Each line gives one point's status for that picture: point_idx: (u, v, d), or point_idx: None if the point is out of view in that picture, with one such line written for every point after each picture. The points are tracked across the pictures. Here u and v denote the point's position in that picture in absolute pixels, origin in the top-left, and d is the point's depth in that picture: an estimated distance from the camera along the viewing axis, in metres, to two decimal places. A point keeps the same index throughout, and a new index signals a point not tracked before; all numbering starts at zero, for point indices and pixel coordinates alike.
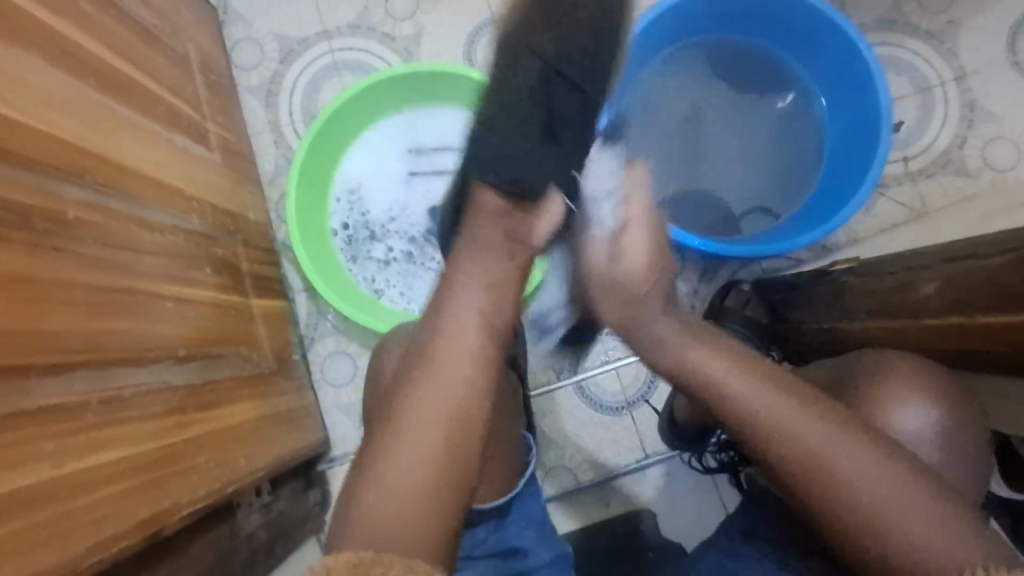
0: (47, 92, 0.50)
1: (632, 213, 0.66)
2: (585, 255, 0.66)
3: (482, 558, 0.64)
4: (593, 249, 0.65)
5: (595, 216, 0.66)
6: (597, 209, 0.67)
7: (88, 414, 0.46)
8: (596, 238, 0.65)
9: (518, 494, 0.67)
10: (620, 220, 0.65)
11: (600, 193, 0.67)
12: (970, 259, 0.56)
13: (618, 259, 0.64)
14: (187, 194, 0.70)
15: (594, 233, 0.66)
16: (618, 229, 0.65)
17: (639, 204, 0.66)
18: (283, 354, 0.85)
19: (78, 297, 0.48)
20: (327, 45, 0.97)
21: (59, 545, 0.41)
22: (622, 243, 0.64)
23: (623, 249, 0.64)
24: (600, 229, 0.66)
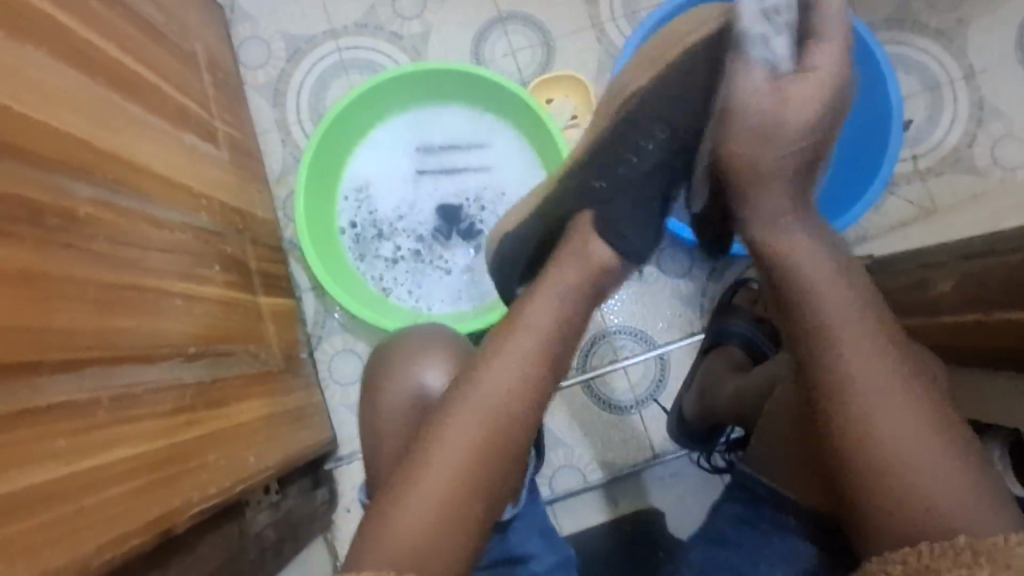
0: (58, 89, 0.50)
1: (817, 59, 0.53)
2: (737, 85, 0.54)
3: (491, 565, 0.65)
4: (750, 95, 0.54)
5: (749, 47, 0.53)
6: (753, 35, 0.53)
7: (100, 411, 0.46)
8: (753, 73, 0.53)
9: (518, 511, 0.65)
10: (799, 61, 0.54)
11: (771, 20, 0.53)
12: (990, 255, 0.56)
13: (776, 110, 0.54)
14: (196, 191, 0.70)
15: (747, 69, 0.53)
16: (782, 72, 0.54)
17: (834, 49, 0.53)
18: (291, 352, 0.85)
19: (88, 295, 0.48)
20: (334, 43, 0.97)
21: (71, 542, 0.41)
22: (792, 96, 0.54)
23: (787, 99, 0.54)
24: (755, 65, 0.53)
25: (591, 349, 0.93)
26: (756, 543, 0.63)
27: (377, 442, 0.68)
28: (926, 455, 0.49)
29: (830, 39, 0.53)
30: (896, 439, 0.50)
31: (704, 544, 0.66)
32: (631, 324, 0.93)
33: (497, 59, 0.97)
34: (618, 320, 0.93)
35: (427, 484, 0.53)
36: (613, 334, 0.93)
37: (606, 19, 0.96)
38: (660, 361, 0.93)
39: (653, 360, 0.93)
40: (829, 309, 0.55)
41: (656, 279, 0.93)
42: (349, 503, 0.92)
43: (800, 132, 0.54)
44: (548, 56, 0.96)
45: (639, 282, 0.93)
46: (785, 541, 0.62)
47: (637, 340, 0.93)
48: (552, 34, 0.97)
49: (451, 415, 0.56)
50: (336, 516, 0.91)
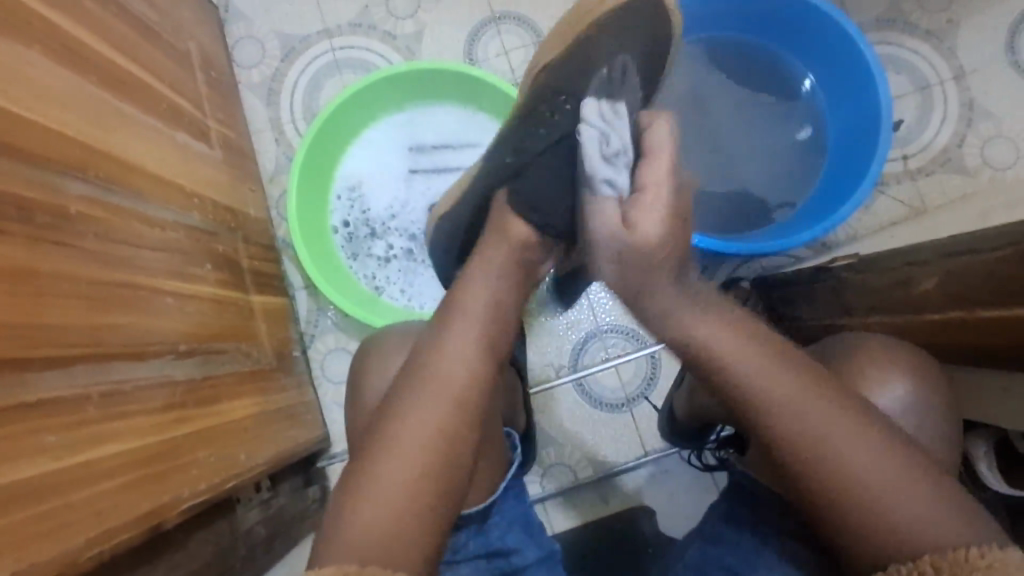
0: (51, 87, 0.50)
1: (649, 177, 0.58)
2: (592, 219, 0.59)
3: (465, 561, 0.64)
4: (604, 218, 0.58)
5: (596, 180, 0.59)
6: (597, 172, 0.60)
7: (90, 407, 0.46)
8: (604, 201, 0.59)
9: (499, 498, 0.67)
10: (637, 181, 0.59)
11: (609, 161, 0.60)
12: (969, 254, 0.55)
13: (632, 226, 0.56)
14: (188, 190, 0.70)
15: (598, 198, 0.59)
16: (625, 197, 0.59)
17: (660, 167, 0.59)
18: (283, 351, 0.85)
19: (80, 292, 0.48)
20: (328, 43, 0.98)
21: (61, 536, 0.41)
22: (642, 208, 0.57)
23: (633, 221, 0.56)
24: (604, 194, 0.59)
25: (582, 347, 0.94)
26: (744, 539, 0.64)
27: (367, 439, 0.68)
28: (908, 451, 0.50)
29: (660, 158, 0.59)
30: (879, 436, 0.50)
31: (704, 544, 0.66)
32: (622, 323, 0.94)
33: (490, 59, 0.97)
34: (610, 318, 0.94)
35: (416, 480, 0.54)
36: (604, 333, 0.94)
37: None
38: (650, 360, 0.93)
39: (644, 358, 0.93)
40: None
41: None
42: None
43: (660, 246, 0.56)
44: None
45: None
46: (772, 538, 0.63)
47: (623, 335, 0.94)
48: (546, 34, 0.97)
49: (439, 415, 0.56)
50: None
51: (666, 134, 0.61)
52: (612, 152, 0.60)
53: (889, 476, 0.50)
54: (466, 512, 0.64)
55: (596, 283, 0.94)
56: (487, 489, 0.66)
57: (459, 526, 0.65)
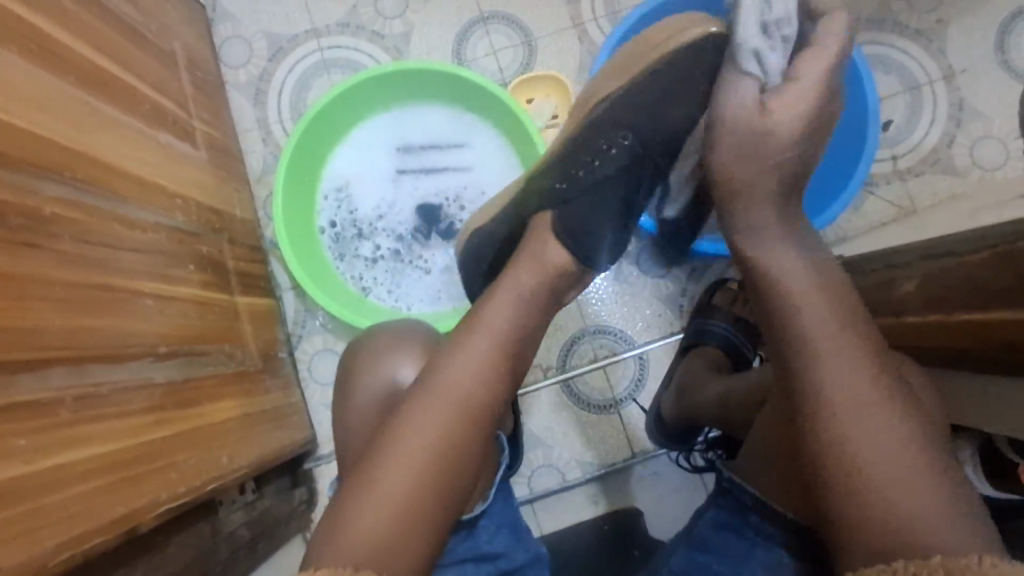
0: (28, 88, 0.50)
1: (806, 67, 0.54)
2: (726, 101, 0.56)
3: (453, 564, 0.63)
4: (738, 103, 0.55)
5: (749, 54, 0.53)
6: (755, 45, 0.53)
7: (63, 411, 0.46)
8: (744, 87, 0.55)
9: (488, 504, 0.66)
10: (793, 70, 0.54)
11: (773, 30, 0.53)
12: (949, 256, 0.56)
13: (759, 120, 0.55)
14: (171, 191, 0.70)
15: (739, 79, 0.55)
16: (779, 76, 0.55)
17: (824, 52, 0.54)
18: (269, 352, 0.85)
19: (54, 294, 0.48)
20: (316, 43, 0.97)
21: (31, 540, 0.41)
22: (778, 99, 0.54)
23: (770, 113, 0.55)
24: (749, 75, 0.54)
25: (570, 348, 0.93)
26: (733, 546, 0.63)
27: (347, 440, 0.68)
28: (889, 458, 0.50)
29: (821, 53, 0.54)
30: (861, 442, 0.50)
31: (692, 551, 0.65)
32: (611, 324, 0.93)
33: (478, 59, 0.97)
34: (599, 319, 0.94)
35: (394, 484, 0.54)
36: (593, 334, 0.93)
37: (587, 19, 0.96)
38: (639, 361, 0.93)
39: (633, 360, 0.93)
40: (793, 313, 0.55)
41: (636, 279, 0.94)
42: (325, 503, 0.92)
43: (778, 150, 0.56)
44: (530, 56, 0.96)
45: (619, 281, 0.94)
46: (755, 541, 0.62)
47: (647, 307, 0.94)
48: (535, 35, 0.97)
49: (425, 418, 0.56)
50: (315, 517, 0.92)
51: (842, 27, 0.55)
52: (779, 22, 0.53)
53: (873, 484, 0.49)
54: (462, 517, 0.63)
55: (588, 283, 0.94)
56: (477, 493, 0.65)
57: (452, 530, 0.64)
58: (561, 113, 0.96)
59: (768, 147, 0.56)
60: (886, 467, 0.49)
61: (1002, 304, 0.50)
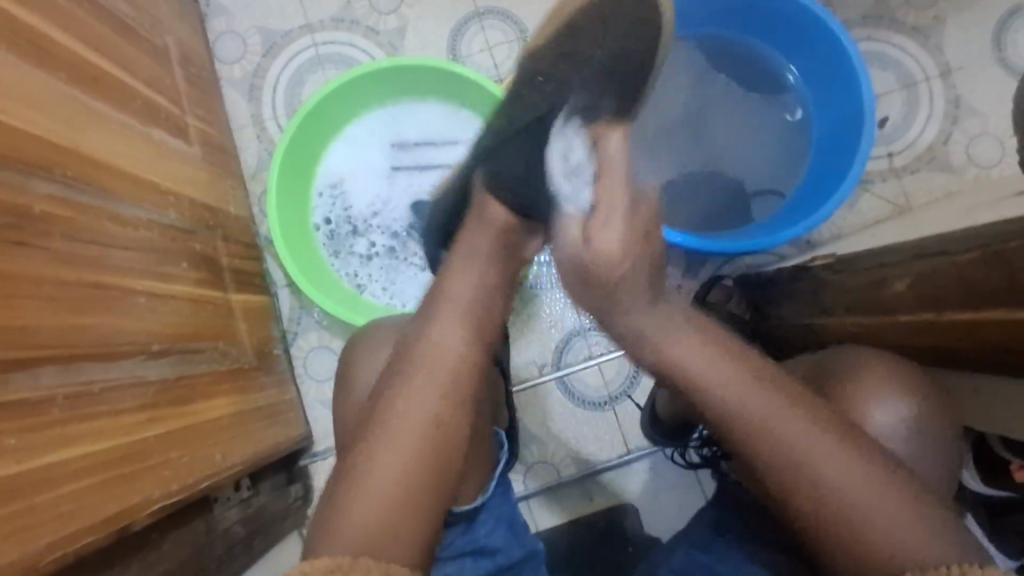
0: (17, 84, 0.50)
1: (608, 190, 0.60)
2: (560, 237, 0.62)
3: (452, 558, 0.64)
4: (567, 232, 0.61)
5: (561, 195, 0.62)
6: (562, 188, 0.62)
7: (55, 409, 0.46)
8: (568, 222, 0.61)
9: (489, 497, 0.67)
10: (594, 197, 0.60)
11: (574, 177, 0.62)
12: (943, 256, 0.55)
13: (589, 242, 0.59)
14: (164, 188, 0.70)
15: (564, 215, 0.62)
16: (590, 211, 0.61)
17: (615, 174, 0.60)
18: (264, 350, 0.85)
19: (45, 293, 0.47)
20: (310, 38, 0.97)
21: (23, 538, 0.41)
22: (597, 226, 0.59)
23: (594, 237, 0.59)
24: (568, 211, 0.62)
25: (565, 345, 0.93)
26: (729, 545, 0.63)
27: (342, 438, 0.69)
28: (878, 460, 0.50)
29: (610, 177, 0.60)
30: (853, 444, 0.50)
31: (692, 550, 0.65)
32: None
33: (473, 55, 0.97)
34: None
35: (388, 482, 0.54)
36: (587, 331, 0.93)
37: None
38: None
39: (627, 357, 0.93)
40: None
41: None
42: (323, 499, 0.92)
43: (620, 260, 0.58)
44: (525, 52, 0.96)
45: None
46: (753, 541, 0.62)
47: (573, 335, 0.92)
48: (530, 31, 0.96)
49: (418, 417, 0.56)
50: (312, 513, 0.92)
51: (624, 153, 0.62)
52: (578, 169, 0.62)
53: (866, 486, 0.49)
54: (457, 510, 0.63)
55: None
56: (476, 488, 0.66)
57: (450, 523, 0.64)
58: None
59: (603, 264, 0.59)
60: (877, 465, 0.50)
61: (992, 304, 0.51)
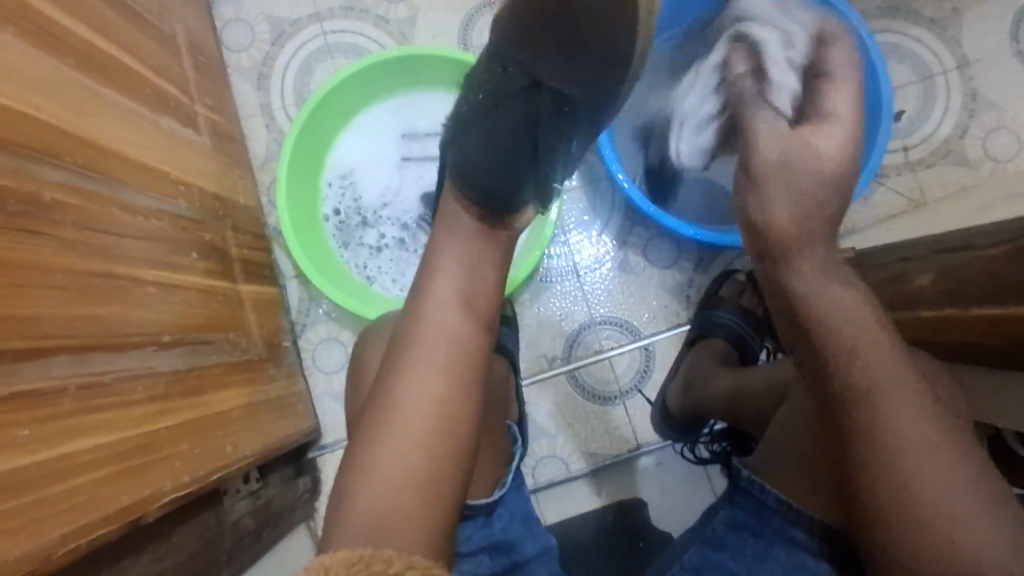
0: (23, 69, 0.48)
1: (806, 82, 0.73)
2: (764, 128, 0.71)
3: (470, 555, 0.61)
4: (767, 129, 0.70)
5: (772, 77, 0.75)
6: (770, 67, 0.76)
7: (65, 400, 0.45)
8: (773, 113, 0.72)
9: (504, 491, 0.66)
10: (818, 76, 0.73)
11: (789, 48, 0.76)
12: (967, 250, 0.56)
13: (792, 138, 0.67)
14: (174, 177, 0.69)
15: (774, 96, 0.73)
16: (795, 92, 0.72)
17: (843, 93, 0.71)
18: (273, 341, 0.84)
19: (54, 282, 0.47)
20: (319, 27, 0.96)
21: (33, 532, 0.40)
22: (821, 124, 0.68)
23: (819, 135, 0.67)
24: (780, 91, 0.73)
25: (576, 339, 0.93)
26: (751, 547, 0.62)
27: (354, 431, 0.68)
28: None
29: (838, 69, 0.73)
30: None
31: (704, 547, 0.65)
32: (617, 315, 0.93)
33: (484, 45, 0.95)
34: (605, 310, 0.93)
35: (401, 477, 0.53)
36: (598, 325, 0.93)
37: None
38: (645, 353, 0.93)
39: (638, 351, 0.93)
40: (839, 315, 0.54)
41: (643, 269, 0.93)
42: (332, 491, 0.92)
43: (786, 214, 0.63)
44: None
45: (626, 271, 0.93)
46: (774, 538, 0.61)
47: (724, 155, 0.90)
48: None
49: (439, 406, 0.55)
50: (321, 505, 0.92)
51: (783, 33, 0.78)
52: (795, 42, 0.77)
53: None
54: (472, 502, 0.62)
55: (593, 275, 0.93)
56: (491, 481, 0.66)
57: (467, 516, 0.62)
58: None
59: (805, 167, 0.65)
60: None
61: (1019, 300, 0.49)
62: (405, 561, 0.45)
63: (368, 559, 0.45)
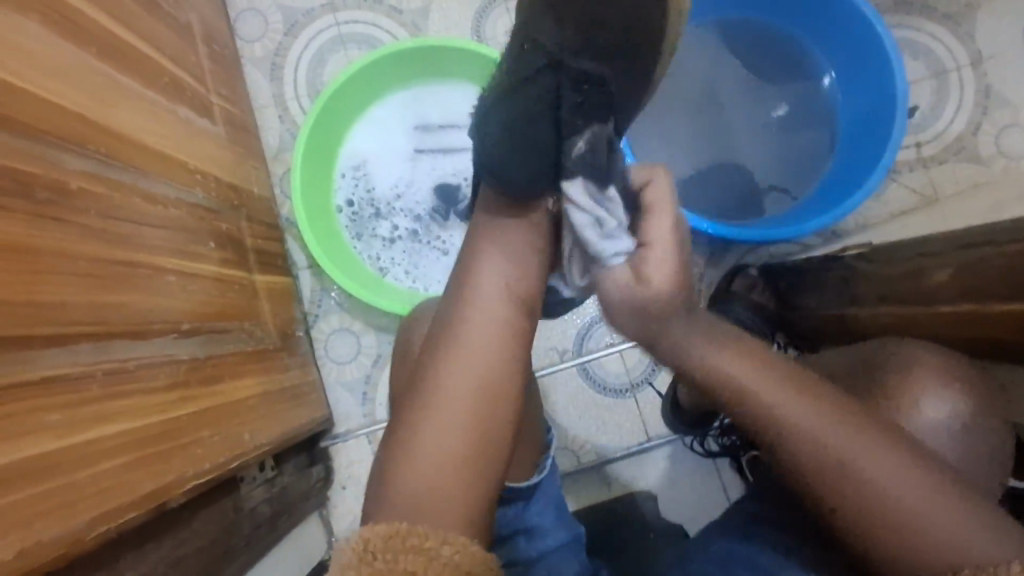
0: (48, 57, 0.49)
1: (653, 232, 0.56)
2: (603, 279, 0.57)
3: (503, 536, 0.64)
4: (612, 279, 0.56)
5: (595, 245, 0.56)
6: (589, 229, 0.56)
7: (93, 386, 0.46)
8: (612, 269, 0.57)
9: (543, 478, 0.67)
10: (641, 238, 0.57)
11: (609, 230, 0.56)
12: (988, 246, 0.55)
13: (642, 284, 0.55)
14: (190, 167, 0.69)
15: (608, 264, 0.57)
16: (630, 253, 0.56)
17: (664, 221, 0.57)
18: (286, 331, 0.84)
19: (80, 268, 0.47)
20: (333, 17, 0.96)
21: (65, 516, 0.41)
22: (648, 265, 0.55)
23: (647, 270, 0.55)
24: (612, 263, 0.56)
25: (587, 331, 0.93)
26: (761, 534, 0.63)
27: None
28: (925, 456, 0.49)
29: (657, 216, 0.57)
30: (888, 445, 0.49)
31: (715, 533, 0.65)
32: None
33: (497, 37, 0.95)
34: None
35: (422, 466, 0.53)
36: None
37: None
38: None
39: None
40: None
41: None
42: (344, 480, 0.93)
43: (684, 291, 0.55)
44: None
45: None
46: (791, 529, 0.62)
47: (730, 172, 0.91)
48: None
49: (460, 397, 0.55)
50: (333, 494, 0.92)
51: (666, 186, 0.59)
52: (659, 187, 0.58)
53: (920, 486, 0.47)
54: (512, 486, 0.63)
55: None
56: (531, 465, 0.66)
57: (508, 499, 0.64)
58: None
59: (660, 300, 0.55)
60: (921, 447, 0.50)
61: None
62: (429, 547, 0.46)
63: (404, 534, 0.47)
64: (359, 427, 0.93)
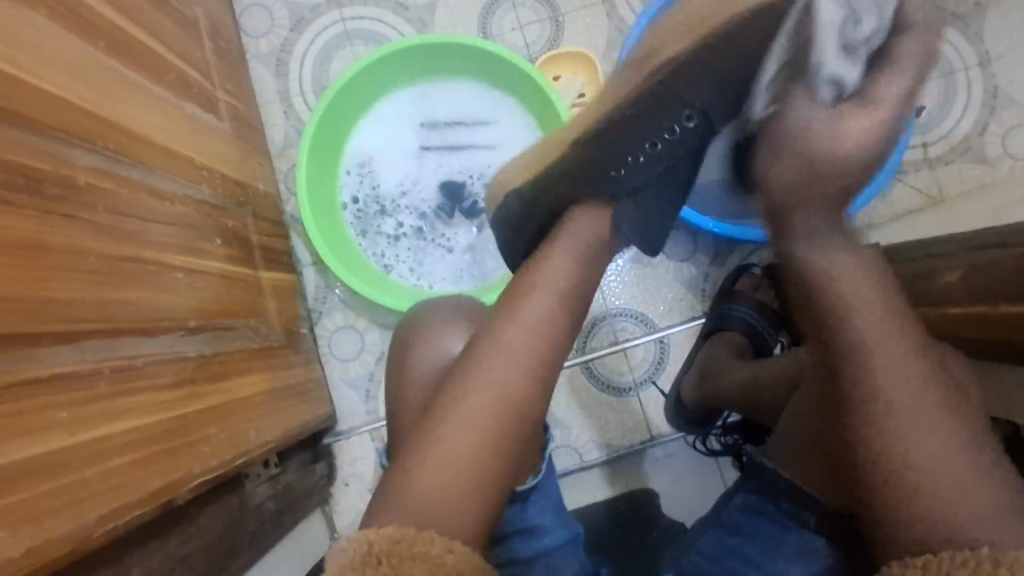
0: (55, 53, 0.48)
1: (881, 84, 0.55)
2: (784, 114, 0.57)
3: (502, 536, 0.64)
4: (793, 120, 0.57)
5: (827, 72, 0.53)
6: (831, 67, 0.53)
7: (101, 383, 0.45)
8: (812, 98, 0.55)
9: (543, 478, 0.65)
10: (863, 87, 0.55)
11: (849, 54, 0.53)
12: (1001, 248, 0.56)
13: (830, 131, 0.56)
14: (197, 163, 0.69)
15: (812, 87, 0.55)
16: (843, 96, 0.55)
17: (900, 81, 0.54)
18: (291, 328, 0.84)
19: (88, 266, 0.47)
20: (338, 13, 0.95)
21: (74, 512, 0.41)
22: (850, 119, 0.55)
23: (849, 125, 0.55)
24: (818, 88, 0.55)
25: (591, 330, 0.93)
26: (765, 532, 0.63)
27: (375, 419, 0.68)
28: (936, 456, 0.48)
29: (897, 70, 0.54)
30: None
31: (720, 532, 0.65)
32: (632, 307, 0.93)
33: (504, 34, 0.95)
34: (620, 302, 0.93)
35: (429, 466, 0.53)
36: (614, 317, 0.93)
37: None
38: (660, 345, 0.93)
39: (654, 343, 0.93)
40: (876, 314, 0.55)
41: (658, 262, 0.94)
42: (347, 477, 0.93)
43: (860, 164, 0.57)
44: (556, 32, 0.94)
45: (641, 264, 0.93)
46: (797, 531, 0.62)
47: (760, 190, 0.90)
48: (561, 8, 0.94)
49: (469, 394, 0.55)
50: (335, 491, 0.92)
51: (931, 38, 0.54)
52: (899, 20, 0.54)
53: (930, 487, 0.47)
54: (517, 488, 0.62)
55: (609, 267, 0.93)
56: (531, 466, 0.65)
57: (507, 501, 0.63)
58: (588, 92, 0.94)
59: (834, 158, 0.56)
60: (927, 446, 0.50)
61: None
62: (434, 554, 0.47)
63: (410, 538, 0.47)
64: (362, 425, 0.93)
